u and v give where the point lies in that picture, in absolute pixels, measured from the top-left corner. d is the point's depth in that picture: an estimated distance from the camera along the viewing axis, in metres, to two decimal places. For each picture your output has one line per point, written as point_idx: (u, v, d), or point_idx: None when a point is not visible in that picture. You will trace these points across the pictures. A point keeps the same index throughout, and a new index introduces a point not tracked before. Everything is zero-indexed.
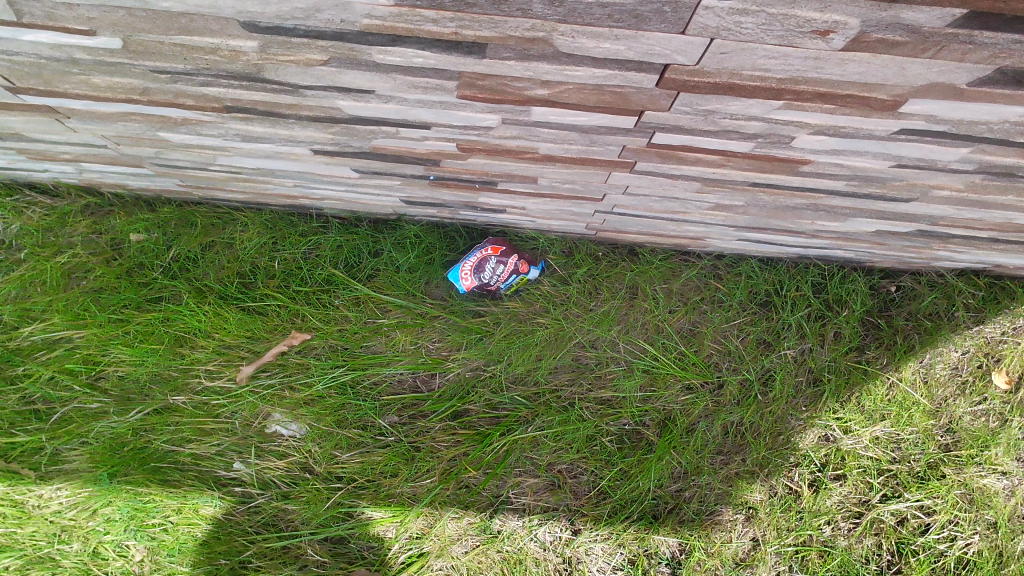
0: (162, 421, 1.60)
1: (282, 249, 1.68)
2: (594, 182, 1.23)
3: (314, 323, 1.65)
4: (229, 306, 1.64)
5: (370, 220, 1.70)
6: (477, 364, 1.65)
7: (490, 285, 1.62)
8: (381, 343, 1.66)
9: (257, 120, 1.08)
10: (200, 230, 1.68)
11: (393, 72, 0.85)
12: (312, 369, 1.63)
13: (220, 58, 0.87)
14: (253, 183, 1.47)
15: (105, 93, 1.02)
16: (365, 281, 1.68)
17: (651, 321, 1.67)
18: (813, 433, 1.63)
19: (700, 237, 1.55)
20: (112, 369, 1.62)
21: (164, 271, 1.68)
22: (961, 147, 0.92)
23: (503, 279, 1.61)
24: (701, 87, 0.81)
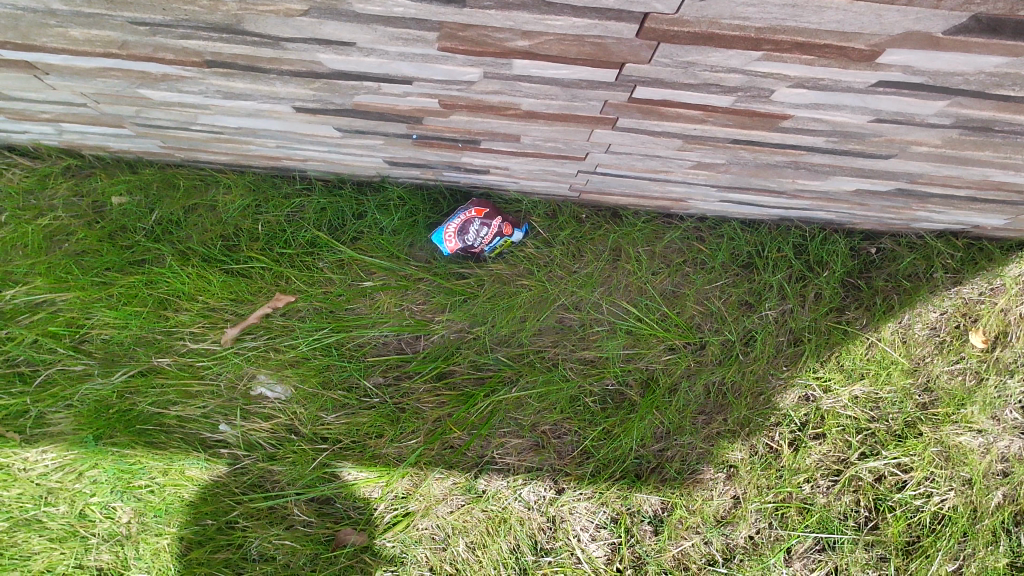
0: (147, 382, 1.61)
1: (266, 212, 1.68)
2: (577, 140, 1.23)
3: (298, 285, 1.65)
4: (212, 269, 1.64)
5: (354, 183, 1.69)
6: (462, 326, 1.66)
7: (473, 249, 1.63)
8: (365, 305, 1.66)
9: (238, 75, 1.08)
10: (182, 193, 1.68)
11: (373, 22, 0.85)
12: (297, 331, 1.63)
13: (199, 8, 0.86)
14: (236, 144, 1.47)
15: (83, 47, 1.01)
16: (349, 243, 1.68)
17: (634, 283, 1.68)
18: (794, 393, 1.66)
19: (682, 199, 1.56)
20: (95, 332, 1.61)
21: (148, 234, 1.67)
22: (938, 100, 0.93)
23: (488, 243, 1.62)
24: (681, 37, 0.82)
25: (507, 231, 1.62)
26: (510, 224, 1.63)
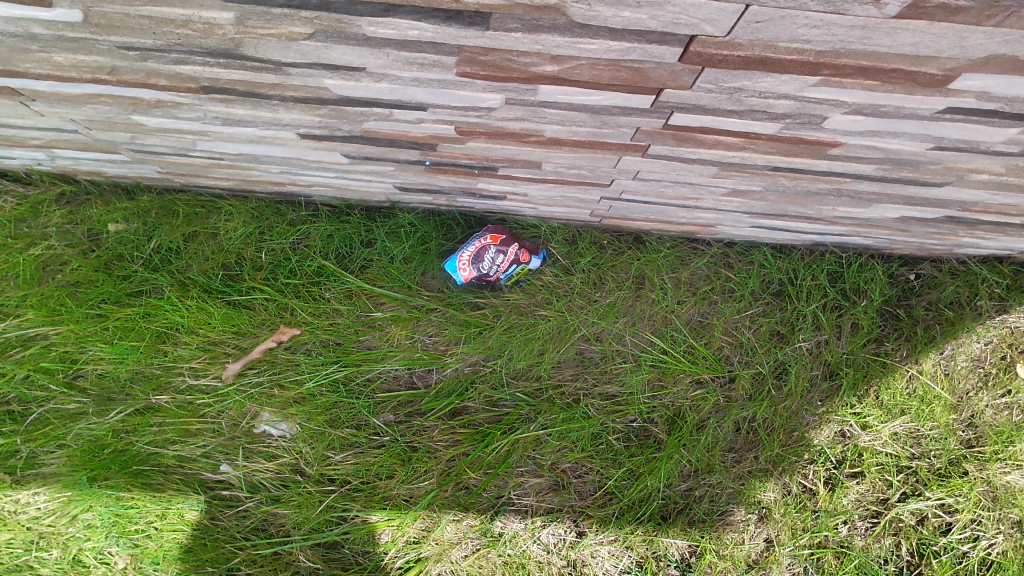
0: (144, 422, 1.53)
1: (270, 239, 1.58)
2: (603, 167, 1.14)
3: (304, 317, 1.56)
4: (214, 301, 1.55)
5: (363, 208, 1.60)
6: (477, 359, 1.58)
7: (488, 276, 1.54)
8: (375, 338, 1.57)
9: (238, 102, 0.99)
10: (182, 220, 1.58)
11: (385, 47, 0.76)
12: (303, 366, 1.55)
13: (193, 32, 0.78)
14: (238, 170, 1.38)
15: (70, 73, 0.93)
16: (358, 272, 1.59)
17: (659, 312, 1.59)
18: (829, 429, 1.56)
19: (711, 224, 1.47)
20: (91, 367, 1.54)
21: (146, 263, 1.58)
22: (1009, 128, 0.84)
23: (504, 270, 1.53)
24: (729, 61, 0.73)
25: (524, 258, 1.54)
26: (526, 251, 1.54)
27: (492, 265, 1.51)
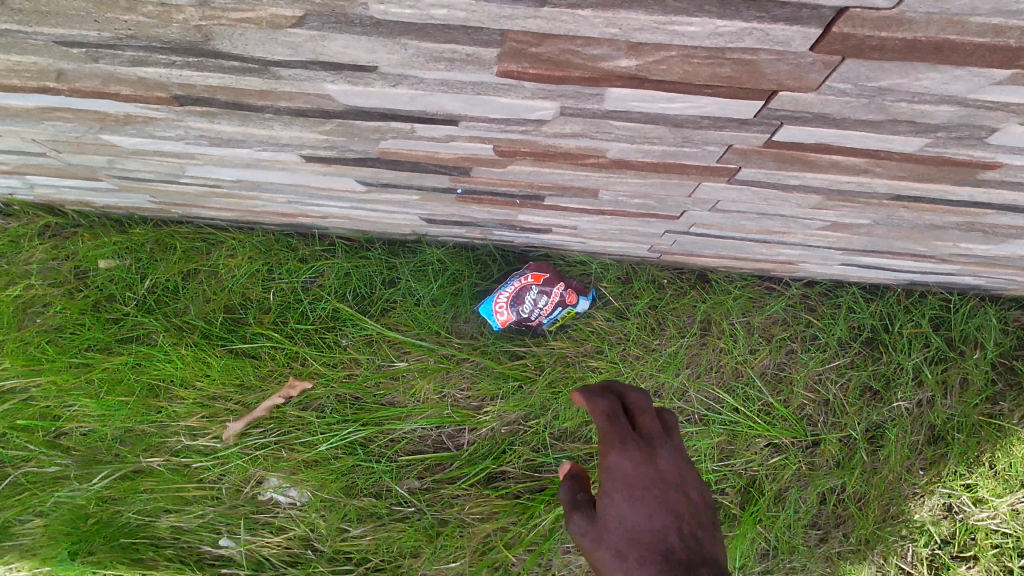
0: (132, 488, 1.34)
1: (278, 277, 1.38)
2: (674, 196, 0.93)
3: (317, 369, 1.35)
4: (213, 349, 1.34)
5: (385, 242, 1.38)
6: (515, 418, 1.36)
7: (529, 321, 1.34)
8: (398, 393, 1.36)
9: (223, 116, 0.79)
10: (180, 256, 1.39)
11: (401, 35, 0.56)
12: (316, 426, 1.34)
13: (146, 19, 0.58)
14: (239, 199, 1.19)
15: (10, 79, 0.74)
16: (379, 317, 1.37)
17: (729, 363, 1.37)
18: (933, 502, 1.33)
19: (793, 261, 1.25)
20: (74, 425, 1.35)
21: (138, 305, 1.39)
22: None
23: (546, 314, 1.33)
24: (887, 49, 0.51)
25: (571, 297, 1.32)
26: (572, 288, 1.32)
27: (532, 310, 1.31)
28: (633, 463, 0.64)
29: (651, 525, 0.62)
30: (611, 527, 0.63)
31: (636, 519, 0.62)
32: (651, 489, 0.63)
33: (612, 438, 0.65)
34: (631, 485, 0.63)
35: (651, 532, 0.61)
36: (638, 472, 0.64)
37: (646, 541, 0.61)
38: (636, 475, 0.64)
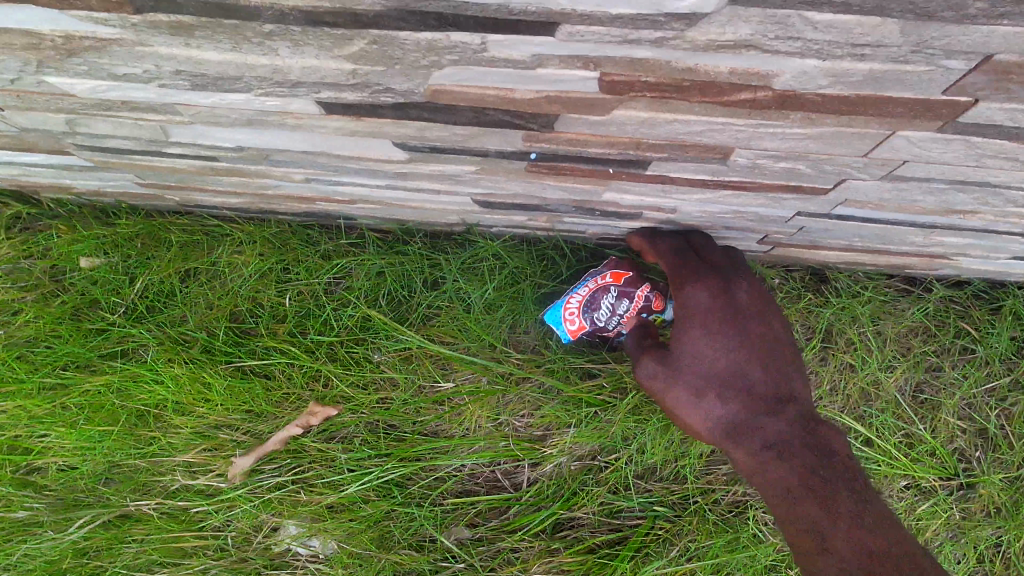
0: (119, 537, 1.09)
1: (295, 278, 1.13)
2: (840, 158, 0.66)
3: (343, 391, 1.09)
4: (216, 367, 1.09)
5: (426, 234, 1.13)
6: (589, 451, 1.10)
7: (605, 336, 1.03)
8: (444, 420, 1.10)
9: (204, 35, 0.54)
10: (177, 253, 1.14)
11: None
12: (343, 463, 1.09)
13: None
14: (247, 177, 0.94)
15: None
16: (418, 326, 1.11)
17: (858, 385, 1.11)
18: None
19: (950, 254, 0.97)
20: (48, 460, 1.10)
21: (126, 313, 1.14)
22: None
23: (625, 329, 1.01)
24: None
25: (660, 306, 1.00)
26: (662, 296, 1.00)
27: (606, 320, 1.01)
28: (717, 305, 0.77)
29: (738, 363, 0.76)
30: (706, 368, 0.76)
31: (725, 358, 0.76)
32: (737, 330, 0.76)
33: (703, 327, 0.77)
34: (721, 379, 0.76)
35: (740, 369, 0.75)
36: (724, 317, 0.77)
37: (736, 379, 0.76)
38: (714, 307, 0.78)
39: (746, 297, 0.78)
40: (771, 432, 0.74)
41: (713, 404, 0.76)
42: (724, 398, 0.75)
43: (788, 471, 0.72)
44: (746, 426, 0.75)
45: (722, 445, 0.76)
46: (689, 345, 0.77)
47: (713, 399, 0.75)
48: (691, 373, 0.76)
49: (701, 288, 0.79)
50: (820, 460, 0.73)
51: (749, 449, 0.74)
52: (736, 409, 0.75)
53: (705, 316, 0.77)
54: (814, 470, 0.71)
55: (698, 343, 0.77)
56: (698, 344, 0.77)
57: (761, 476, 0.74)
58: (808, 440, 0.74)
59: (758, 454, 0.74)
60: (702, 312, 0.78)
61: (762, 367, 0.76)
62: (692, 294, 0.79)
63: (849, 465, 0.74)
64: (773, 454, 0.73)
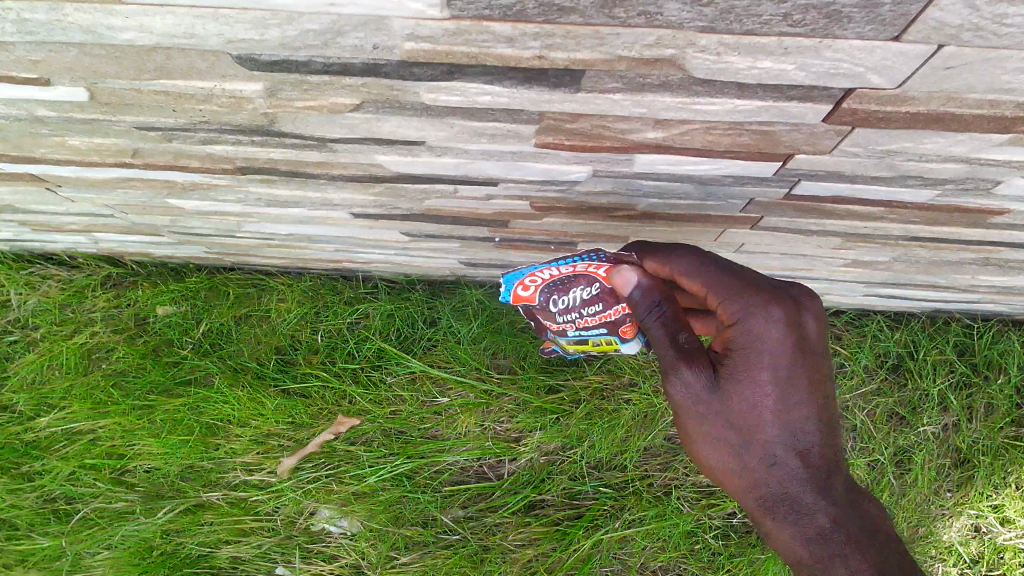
0: (194, 521, 1.42)
1: (326, 320, 1.45)
2: (702, 240, 0.98)
3: (364, 406, 1.41)
4: (268, 390, 1.42)
5: (426, 284, 1.46)
6: (554, 448, 1.42)
7: (542, 305, 0.78)
8: (441, 426, 1.42)
9: (281, 183, 0.86)
10: (232, 301, 1.46)
11: (449, 116, 0.62)
12: (363, 460, 1.41)
13: (220, 109, 0.65)
14: (290, 249, 1.26)
15: (91, 157, 0.82)
16: (421, 354, 1.44)
17: None
18: (962, 523, 1.38)
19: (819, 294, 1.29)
20: (138, 463, 1.44)
21: (195, 348, 1.46)
22: None
23: (571, 330, 0.78)
24: (892, 119, 0.56)
25: (626, 334, 0.75)
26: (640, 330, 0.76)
27: (573, 301, 0.75)
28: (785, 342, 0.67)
29: (796, 414, 0.69)
30: (758, 426, 0.69)
31: (780, 424, 0.69)
32: (794, 382, 0.68)
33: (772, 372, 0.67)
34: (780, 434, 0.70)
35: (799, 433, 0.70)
36: (793, 367, 0.68)
37: (791, 438, 0.70)
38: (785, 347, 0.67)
39: (814, 330, 0.69)
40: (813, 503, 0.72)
41: (766, 467, 0.71)
42: (777, 465, 0.71)
43: (825, 538, 0.72)
44: (796, 492, 0.71)
45: (753, 493, 0.73)
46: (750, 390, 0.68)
47: (766, 463, 0.71)
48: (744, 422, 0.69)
49: (772, 314, 0.67)
50: (857, 525, 0.73)
51: (783, 513, 0.72)
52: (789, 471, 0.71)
53: (774, 362, 0.67)
54: (851, 531, 0.73)
55: (759, 393, 0.68)
56: (757, 392, 0.68)
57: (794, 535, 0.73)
58: (844, 498, 0.73)
59: (799, 520, 0.72)
60: (773, 358, 0.67)
61: (821, 430, 0.71)
62: (754, 314, 0.67)
63: (881, 534, 0.75)
64: (813, 521, 0.72)
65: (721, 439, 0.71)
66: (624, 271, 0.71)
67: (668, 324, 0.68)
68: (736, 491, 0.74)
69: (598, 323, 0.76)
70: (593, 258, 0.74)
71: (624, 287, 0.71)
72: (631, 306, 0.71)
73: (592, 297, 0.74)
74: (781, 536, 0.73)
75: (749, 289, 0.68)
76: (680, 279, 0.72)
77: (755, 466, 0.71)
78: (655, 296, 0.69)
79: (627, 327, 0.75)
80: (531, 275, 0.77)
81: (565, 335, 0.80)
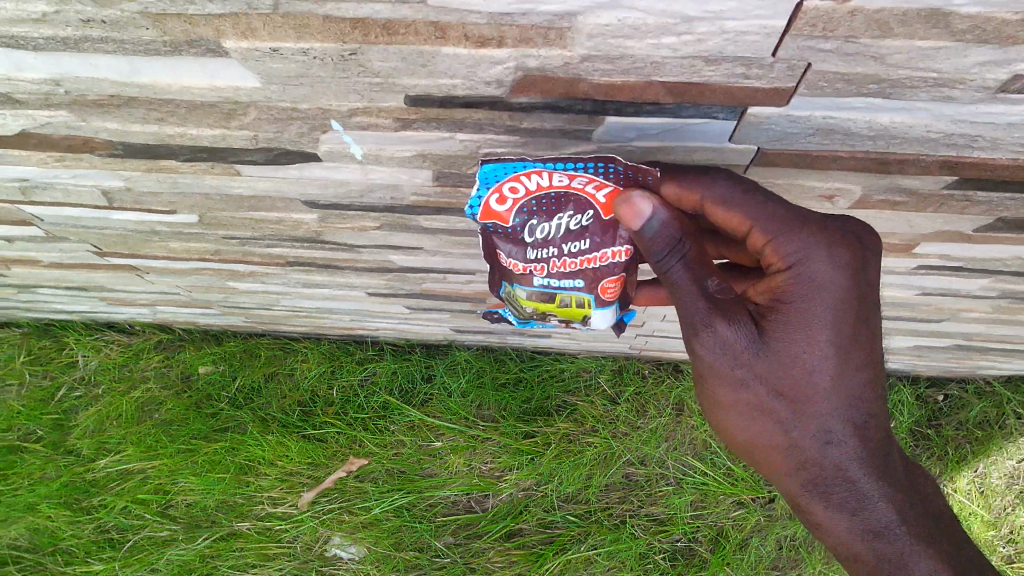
0: (227, 546, 1.67)
1: (341, 377, 1.76)
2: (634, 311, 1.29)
3: (371, 448, 1.70)
4: (291, 435, 1.70)
5: (423, 347, 1.77)
6: (530, 484, 1.70)
7: (512, 231, 0.61)
8: (436, 466, 1.70)
9: (317, 271, 1.17)
10: (263, 360, 1.77)
11: (439, 233, 0.93)
12: (370, 493, 1.68)
13: (285, 227, 0.96)
14: (314, 319, 1.56)
15: (182, 254, 1.12)
16: (419, 406, 1.74)
17: (699, 436, 1.71)
18: None
19: None
20: (181, 497, 1.71)
21: (230, 401, 1.76)
22: (980, 278, 0.96)
23: (536, 277, 0.63)
24: None
25: (602, 295, 0.64)
26: (618, 296, 0.66)
27: (556, 230, 0.61)
28: (842, 280, 0.62)
29: (851, 376, 0.67)
30: (811, 390, 0.67)
31: (835, 391, 0.67)
32: (854, 342, 0.65)
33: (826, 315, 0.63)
34: (833, 395, 0.67)
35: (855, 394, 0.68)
36: (850, 316, 0.64)
37: (848, 405, 0.68)
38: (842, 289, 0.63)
39: (870, 273, 0.64)
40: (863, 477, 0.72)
41: (820, 448, 0.70)
42: (833, 442, 0.69)
43: (885, 524, 0.75)
44: (851, 473, 0.71)
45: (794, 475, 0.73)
46: (799, 341, 0.64)
47: (821, 443, 0.69)
48: (796, 380, 0.66)
49: (825, 253, 0.61)
50: (909, 506, 0.76)
51: (840, 498, 0.73)
52: (846, 443, 0.69)
53: (831, 311, 0.63)
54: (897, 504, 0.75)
55: (812, 350, 0.64)
56: (810, 347, 0.64)
57: (853, 508, 0.74)
58: (897, 475, 0.75)
59: (846, 499, 0.73)
60: (830, 306, 0.63)
61: (875, 400, 0.69)
62: (812, 252, 0.61)
63: (929, 503, 0.79)
64: (862, 496, 0.73)
65: (766, 418, 0.69)
66: (638, 201, 0.58)
67: (692, 267, 0.62)
68: (784, 474, 0.74)
69: (574, 267, 0.62)
70: (600, 175, 0.59)
71: (634, 218, 0.58)
72: (644, 252, 0.61)
73: (581, 228, 0.61)
74: (835, 523, 0.75)
75: (797, 224, 0.61)
76: (709, 208, 0.62)
77: (803, 440, 0.70)
78: (673, 232, 0.60)
79: (607, 287, 0.64)
80: (516, 177, 0.59)
81: (526, 285, 0.64)
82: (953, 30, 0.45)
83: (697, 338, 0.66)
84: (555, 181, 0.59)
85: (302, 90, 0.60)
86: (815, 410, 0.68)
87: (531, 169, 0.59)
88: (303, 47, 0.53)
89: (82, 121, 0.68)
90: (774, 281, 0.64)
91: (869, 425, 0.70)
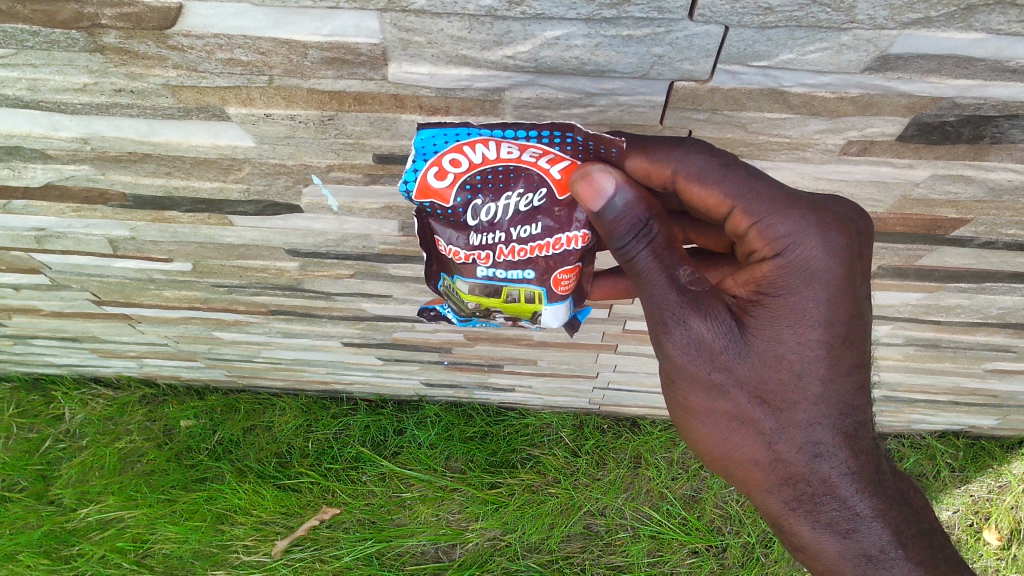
0: None
1: (316, 430, 1.86)
2: (587, 362, 1.40)
3: (343, 497, 1.78)
4: (267, 484, 1.79)
5: (395, 402, 1.89)
6: (494, 534, 1.76)
7: (454, 213, 0.61)
8: (405, 516, 1.78)
9: (296, 320, 1.28)
10: (242, 415, 1.88)
11: (406, 280, 1.05)
12: (342, 542, 1.73)
13: (269, 275, 1.07)
14: (292, 372, 1.67)
15: (173, 303, 1.24)
16: (390, 457, 1.83)
17: (655, 487, 1.82)
18: None
19: None
20: (157, 547, 1.76)
21: (209, 453, 1.85)
22: (883, 324, 1.09)
23: (482, 266, 0.63)
24: None
25: (556, 288, 0.65)
26: (571, 290, 0.67)
27: (503, 213, 0.60)
28: (836, 268, 0.62)
29: (841, 380, 0.67)
30: (799, 392, 0.67)
31: (824, 394, 0.67)
32: (845, 342, 0.65)
33: (817, 307, 0.63)
34: (821, 400, 0.68)
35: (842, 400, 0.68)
36: (843, 310, 0.64)
37: (836, 413, 0.69)
38: (836, 278, 0.62)
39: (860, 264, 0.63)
40: (851, 488, 0.72)
41: (809, 461, 0.71)
42: (822, 455, 0.70)
43: (877, 544, 0.74)
44: (836, 486, 0.72)
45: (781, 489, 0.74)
46: (786, 337, 0.64)
47: (810, 455, 0.70)
48: (784, 383, 0.67)
49: (813, 234, 0.61)
50: (899, 524, 0.76)
51: (830, 517, 0.74)
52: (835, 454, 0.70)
53: (824, 301, 0.62)
54: (889, 520, 0.75)
55: (801, 347, 0.64)
56: (793, 342, 0.64)
57: (841, 525, 0.74)
58: (886, 493, 0.76)
59: (835, 515, 0.73)
60: (822, 296, 0.62)
61: (863, 405, 0.70)
62: (804, 237, 0.60)
63: (921, 521, 0.79)
64: (852, 511, 0.73)
65: (748, 429, 0.70)
66: (598, 177, 0.58)
67: (661, 253, 0.62)
68: (769, 490, 0.74)
69: (524, 256, 0.63)
70: (554, 147, 0.60)
71: (594, 196, 0.58)
72: (606, 237, 0.61)
73: (530, 209, 0.61)
74: (824, 545, 0.75)
75: (788, 204, 0.61)
76: (683, 183, 0.61)
77: (789, 451, 0.71)
78: (638, 213, 0.60)
79: (560, 279, 0.65)
80: (458, 147, 0.59)
81: (471, 275, 0.64)
82: (791, 104, 0.59)
83: (674, 340, 0.66)
84: (504, 154, 0.59)
85: (289, 149, 0.73)
86: (801, 417, 0.68)
87: (474, 138, 0.59)
88: (291, 113, 0.66)
89: (101, 174, 0.81)
90: (755, 270, 0.64)
91: (856, 433, 0.71)
